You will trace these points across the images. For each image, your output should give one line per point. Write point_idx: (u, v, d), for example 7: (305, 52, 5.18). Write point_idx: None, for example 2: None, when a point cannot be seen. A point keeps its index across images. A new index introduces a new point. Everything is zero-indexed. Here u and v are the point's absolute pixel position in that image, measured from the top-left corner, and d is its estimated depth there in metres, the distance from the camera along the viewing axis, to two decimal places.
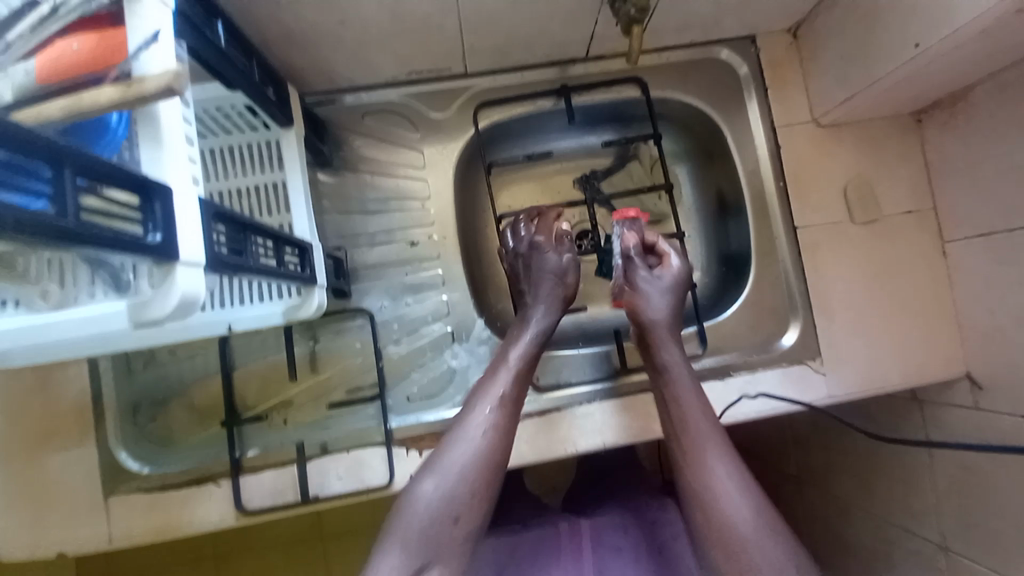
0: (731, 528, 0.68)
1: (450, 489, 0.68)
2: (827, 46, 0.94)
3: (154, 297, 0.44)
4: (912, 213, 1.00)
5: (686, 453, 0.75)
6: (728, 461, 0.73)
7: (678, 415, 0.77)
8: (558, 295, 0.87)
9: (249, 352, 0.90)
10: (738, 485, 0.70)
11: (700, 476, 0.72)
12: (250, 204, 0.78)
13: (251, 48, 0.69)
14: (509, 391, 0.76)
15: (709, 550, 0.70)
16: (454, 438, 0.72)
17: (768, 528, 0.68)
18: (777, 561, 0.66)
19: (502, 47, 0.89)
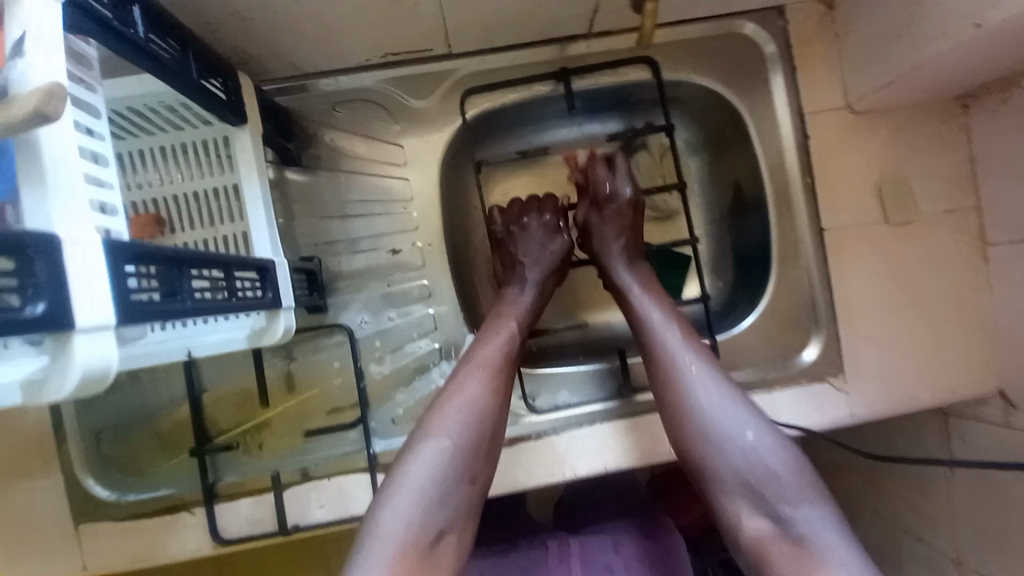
0: (704, 408, 0.66)
1: (446, 453, 0.60)
2: (864, 19, 0.81)
3: (50, 371, 0.37)
4: (952, 212, 0.89)
5: (658, 346, 0.71)
6: (697, 348, 0.70)
7: (647, 319, 0.74)
8: (543, 274, 0.82)
9: (221, 372, 0.83)
10: (710, 372, 0.68)
11: (671, 368, 0.69)
12: (201, 212, 0.72)
13: (185, 36, 0.58)
14: (502, 357, 0.69)
15: (687, 452, 0.66)
16: (444, 402, 0.64)
17: (744, 410, 0.65)
18: (756, 440, 0.63)
19: (489, 24, 0.76)
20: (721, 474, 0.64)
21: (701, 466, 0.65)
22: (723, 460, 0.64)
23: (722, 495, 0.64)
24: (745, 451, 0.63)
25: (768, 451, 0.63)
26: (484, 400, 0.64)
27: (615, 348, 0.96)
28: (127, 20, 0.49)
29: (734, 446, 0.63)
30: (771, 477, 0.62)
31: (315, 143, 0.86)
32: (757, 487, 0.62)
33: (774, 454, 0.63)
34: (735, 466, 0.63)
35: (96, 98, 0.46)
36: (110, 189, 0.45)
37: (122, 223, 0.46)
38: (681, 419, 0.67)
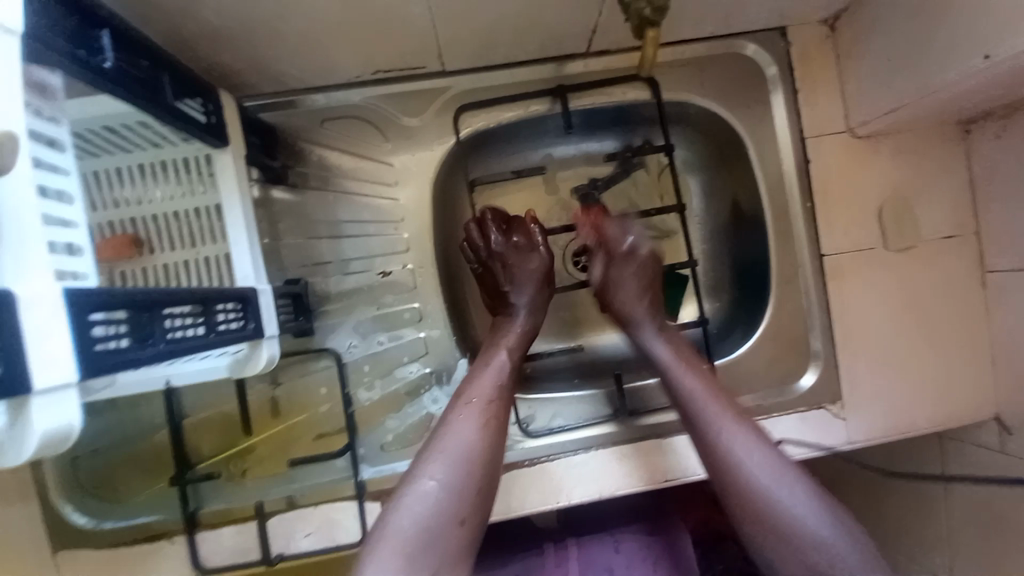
0: (771, 500, 0.64)
1: (439, 492, 0.58)
2: (869, 43, 0.79)
3: (8, 440, 0.36)
4: (953, 238, 0.87)
5: (709, 431, 0.69)
6: (750, 432, 0.69)
7: (695, 402, 0.72)
8: (539, 297, 0.81)
9: (202, 397, 0.80)
10: (770, 461, 0.66)
11: (727, 456, 0.67)
12: (182, 232, 0.69)
13: (162, 57, 0.55)
14: (497, 391, 0.67)
15: (760, 548, 0.64)
16: (439, 441, 0.62)
17: (809, 497, 0.64)
18: (822, 529, 0.62)
19: (485, 43, 0.74)
20: (785, 561, 0.62)
21: (776, 560, 0.63)
22: (799, 555, 0.62)
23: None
24: (816, 541, 0.62)
25: (837, 537, 0.62)
26: (480, 441, 0.62)
27: (612, 372, 0.94)
28: (94, 46, 0.46)
29: (804, 538, 0.62)
30: (830, 553, 0.61)
31: (302, 160, 0.83)
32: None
33: (840, 538, 0.62)
34: (807, 558, 0.61)
35: (58, 131, 0.45)
36: (77, 227, 0.43)
37: (88, 263, 0.44)
38: (746, 512, 0.65)
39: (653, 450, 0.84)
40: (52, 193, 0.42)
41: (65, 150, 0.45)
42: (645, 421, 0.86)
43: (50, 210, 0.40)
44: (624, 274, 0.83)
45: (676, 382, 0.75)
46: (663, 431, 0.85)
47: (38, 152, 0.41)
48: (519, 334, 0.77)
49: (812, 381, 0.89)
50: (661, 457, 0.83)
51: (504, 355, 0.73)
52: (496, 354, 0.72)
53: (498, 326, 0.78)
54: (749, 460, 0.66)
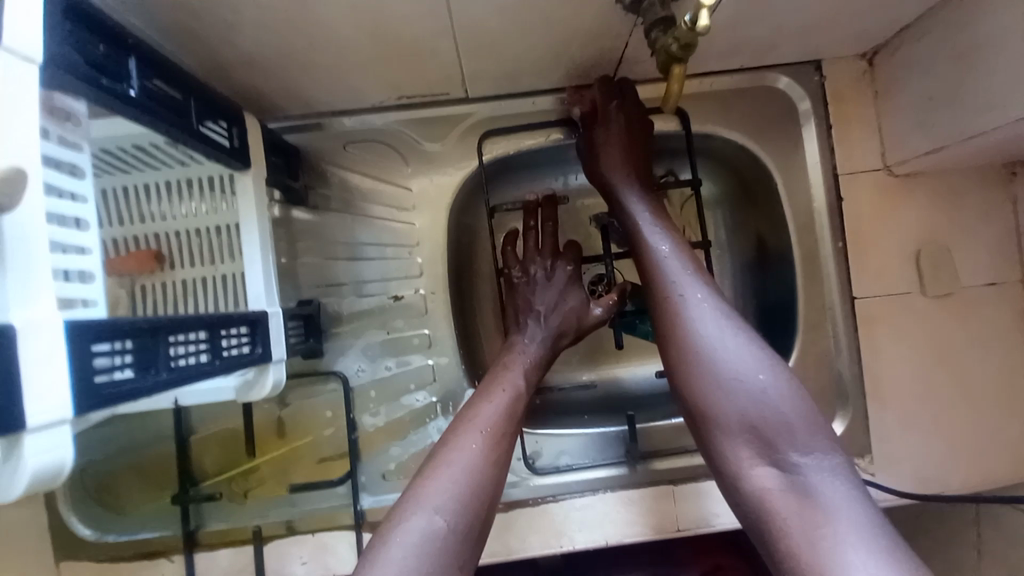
0: (704, 336, 0.61)
1: (430, 531, 0.53)
2: (909, 81, 0.76)
3: None
4: (996, 285, 0.82)
5: (663, 282, 0.67)
6: (706, 285, 0.65)
7: (656, 257, 0.69)
8: (556, 328, 0.76)
9: (209, 414, 0.80)
10: (717, 310, 0.63)
11: (670, 298, 0.65)
12: (202, 250, 0.71)
13: (189, 80, 0.55)
14: (507, 417, 0.64)
15: (689, 393, 0.61)
16: (430, 481, 0.57)
17: (752, 347, 0.59)
18: (760, 375, 0.57)
19: (511, 74, 0.74)
20: (740, 434, 0.57)
21: (700, 401, 0.60)
22: (728, 399, 0.58)
23: (722, 437, 0.58)
24: (749, 381, 0.57)
25: (784, 396, 0.56)
26: (481, 473, 0.58)
27: (624, 411, 0.90)
28: (121, 74, 0.46)
29: (735, 380, 0.58)
30: (787, 424, 0.55)
31: (322, 181, 0.83)
32: (762, 424, 0.56)
33: (779, 385, 0.57)
34: (739, 399, 0.57)
35: (78, 157, 0.46)
36: (90, 253, 0.44)
37: (98, 289, 0.44)
38: (678, 350, 0.63)
39: (665, 497, 0.79)
40: (69, 221, 0.42)
41: (85, 177, 0.46)
42: (659, 465, 0.82)
43: (65, 239, 0.41)
44: (611, 144, 0.77)
45: (641, 237, 0.72)
46: (676, 475, 0.80)
47: (57, 180, 0.42)
48: (525, 365, 0.71)
49: (838, 434, 0.84)
50: (675, 506, 0.79)
51: (518, 380, 0.69)
52: (510, 376, 0.69)
53: (509, 348, 0.74)
54: (694, 304, 0.64)
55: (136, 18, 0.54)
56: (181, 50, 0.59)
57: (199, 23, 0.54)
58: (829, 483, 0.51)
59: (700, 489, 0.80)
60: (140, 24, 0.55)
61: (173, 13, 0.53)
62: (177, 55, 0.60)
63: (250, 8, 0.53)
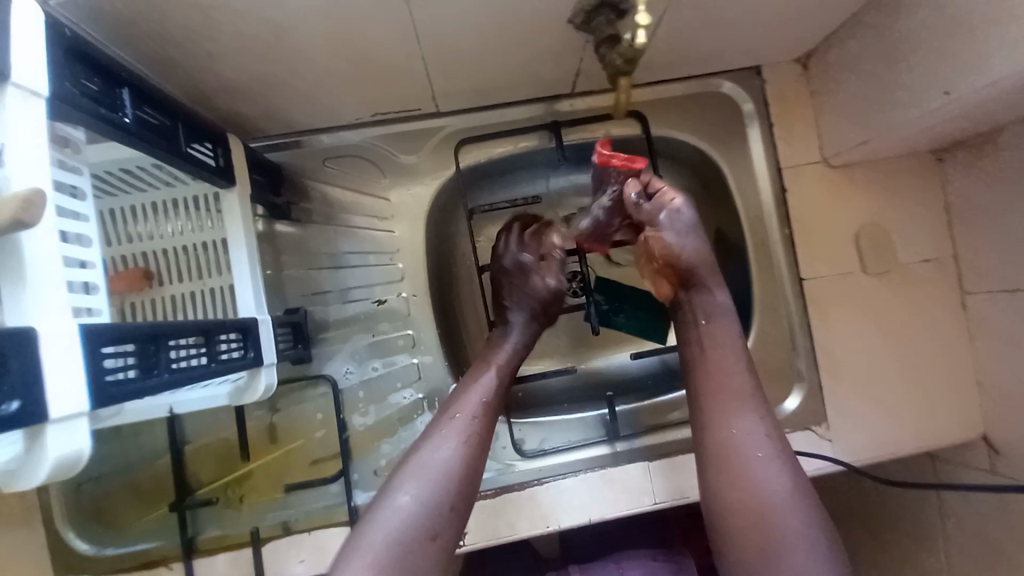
0: (751, 473, 0.64)
1: (411, 510, 0.57)
2: (839, 81, 0.84)
3: (25, 464, 0.39)
4: (931, 262, 0.91)
5: (711, 395, 0.70)
6: (763, 414, 0.68)
7: (705, 359, 0.72)
8: (526, 314, 0.81)
9: (201, 425, 0.83)
10: (772, 441, 0.66)
11: (722, 413, 0.68)
12: (190, 266, 0.74)
13: (178, 107, 0.60)
14: (484, 406, 0.69)
15: (724, 508, 0.64)
16: (418, 460, 0.62)
17: (793, 484, 0.63)
18: (803, 521, 0.61)
19: (477, 89, 0.80)
20: (768, 568, 0.60)
21: (734, 523, 0.63)
22: (766, 528, 0.61)
23: (752, 567, 0.61)
24: (797, 535, 0.60)
25: (813, 535, 0.61)
26: (461, 454, 0.63)
27: (603, 395, 0.97)
28: (116, 104, 0.51)
29: (774, 520, 0.61)
30: (813, 562, 0.59)
31: (305, 196, 0.88)
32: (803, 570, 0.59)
33: (820, 535, 0.61)
34: (790, 542, 0.60)
35: (78, 179, 0.50)
36: (93, 267, 0.48)
37: (102, 300, 0.48)
38: (729, 487, 0.64)
39: (640, 475, 0.84)
40: (73, 237, 0.46)
41: (85, 198, 0.50)
42: (637, 443, 0.88)
43: (70, 253, 0.45)
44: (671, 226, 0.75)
45: (693, 342, 0.74)
46: (650, 454, 0.86)
47: (62, 201, 0.46)
48: (507, 367, 0.76)
49: (795, 407, 0.90)
50: (649, 482, 0.84)
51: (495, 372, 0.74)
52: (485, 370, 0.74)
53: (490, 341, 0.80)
54: (750, 432, 0.66)
55: (125, 50, 0.58)
56: (167, 79, 0.63)
57: (183, 53, 0.59)
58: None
59: (675, 465, 0.85)
60: (128, 56, 0.59)
61: (159, 45, 0.58)
62: (163, 83, 0.65)
63: (234, 38, 0.58)
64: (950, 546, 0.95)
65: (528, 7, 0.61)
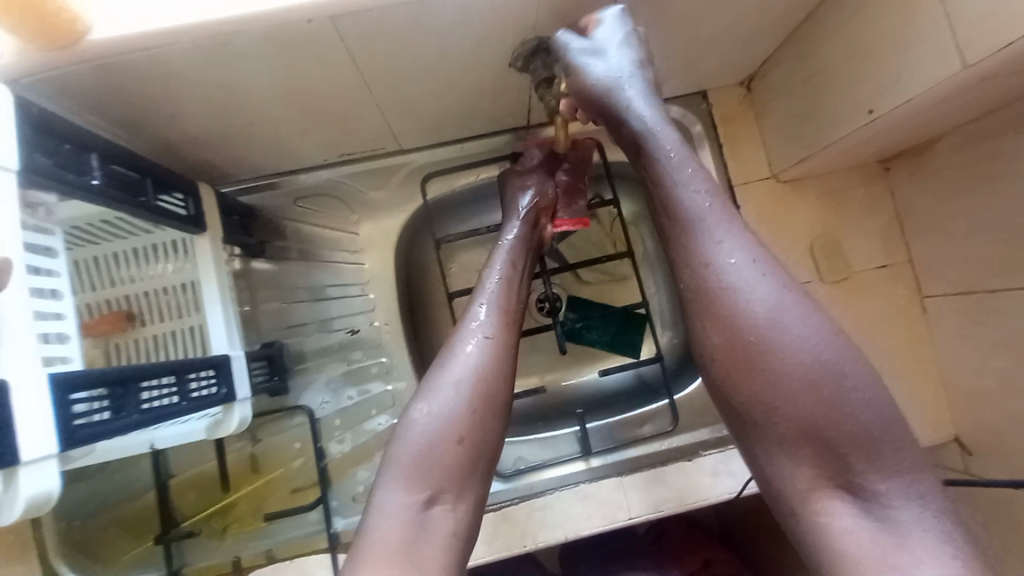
0: (743, 307, 0.52)
1: (438, 420, 0.58)
2: (777, 102, 0.89)
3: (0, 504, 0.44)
4: (886, 267, 0.93)
5: (691, 236, 0.54)
6: (752, 245, 0.54)
7: (665, 163, 0.57)
8: (534, 214, 0.79)
9: (185, 459, 0.86)
10: (752, 259, 0.53)
11: (701, 275, 0.53)
12: (167, 306, 0.77)
13: (146, 163, 0.65)
14: (503, 309, 0.67)
15: (728, 393, 0.53)
16: (435, 374, 0.61)
17: (824, 346, 0.50)
18: (810, 338, 0.50)
19: (434, 128, 0.85)
20: (788, 430, 0.50)
21: (750, 410, 0.51)
22: (786, 407, 0.49)
23: (778, 457, 0.51)
24: (806, 354, 0.50)
25: (851, 395, 0.48)
26: (479, 360, 0.62)
27: (574, 411, 1.00)
28: (87, 169, 0.56)
29: (794, 387, 0.49)
30: (864, 441, 0.48)
31: (278, 234, 0.92)
32: (829, 389, 0.49)
33: (862, 402, 0.48)
34: (795, 389, 0.49)
35: (52, 240, 0.55)
36: (66, 318, 0.52)
37: (75, 347, 0.52)
38: (713, 332, 0.53)
39: (611, 490, 0.85)
40: (46, 292, 0.51)
41: (58, 256, 0.55)
42: (608, 459, 0.90)
43: (43, 307, 0.50)
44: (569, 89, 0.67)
45: (657, 143, 0.58)
46: (620, 469, 0.88)
47: (36, 262, 0.51)
48: (517, 269, 0.73)
49: None
50: (620, 496, 0.85)
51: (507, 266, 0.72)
52: (488, 275, 0.71)
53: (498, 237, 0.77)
54: (732, 268, 0.53)
55: (96, 116, 0.63)
56: (139, 137, 0.69)
57: (151, 115, 0.65)
58: (920, 523, 0.46)
59: (648, 478, 0.85)
60: (99, 120, 0.64)
61: (127, 109, 0.63)
62: (136, 141, 0.70)
63: (195, 98, 0.63)
64: None
65: (465, 56, 0.67)
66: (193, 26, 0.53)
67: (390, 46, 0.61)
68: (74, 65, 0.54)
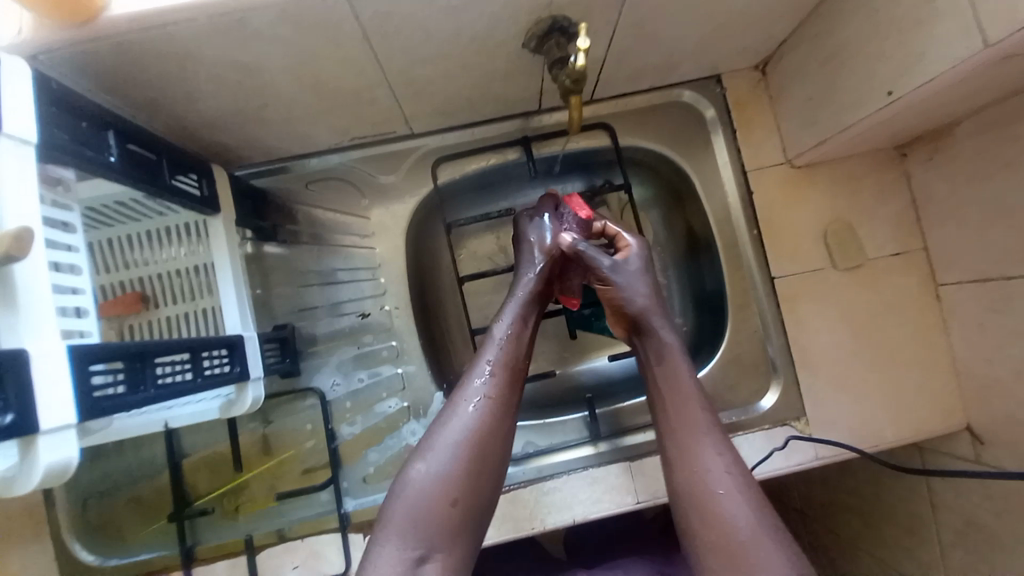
0: (717, 507, 0.63)
1: (432, 478, 0.62)
2: (793, 85, 0.87)
3: (20, 472, 0.45)
4: (900, 255, 0.92)
5: (678, 430, 0.70)
6: (728, 455, 0.67)
7: (666, 377, 0.74)
8: (551, 256, 0.83)
9: (198, 440, 0.87)
10: (724, 460, 0.66)
11: (682, 467, 0.68)
12: (182, 288, 0.78)
13: (161, 142, 0.65)
14: (512, 364, 0.72)
15: (685, 526, 0.65)
16: (437, 434, 0.66)
17: (778, 548, 0.59)
18: (773, 557, 0.59)
19: (445, 111, 0.84)
20: None
21: (698, 539, 0.63)
22: (727, 542, 0.60)
23: None
24: (761, 544, 0.59)
25: None
26: (478, 420, 0.66)
27: (583, 397, 1.00)
28: (103, 146, 0.57)
29: (747, 555, 0.59)
30: None
31: (290, 218, 0.92)
32: (783, 566, 0.58)
33: None
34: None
35: (69, 215, 0.55)
36: (84, 293, 0.53)
37: (92, 322, 0.53)
38: (695, 522, 0.64)
39: (620, 475, 0.86)
40: (64, 267, 0.51)
41: (75, 231, 0.55)
42: (617, 444, 0.89)
43: (61, 281, 0.50)
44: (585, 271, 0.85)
45: (667, 365, 0.75)
46: (630, 454, 0.87)
47: (54, 235, 0.51)
48: (526, 324, 0.77)
49: (772, 402, 0.93)
50: (629, 480, 0.86)
51: (521, 315, 0.77)
52: (496, 326, 0.75)
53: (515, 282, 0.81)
54: (718, 476, 0.65)
55: (111, 95, 0.63)
56: (154, 117, 0.69)
57: (165, 94, 0.65)
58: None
59: (657, 463, 0.86)
60: (115, 99, 0.64)
61: (141, 87, 0.63)
62: (151, 121, 0.70)
63: (208, 77, 0.63)
64: (942, 535, 0.96)
65: (477, 35, 0.66)
66: (207, 2, 0.52)
67: (402, 25, 0.61)
68: (88, 41, 0.54)
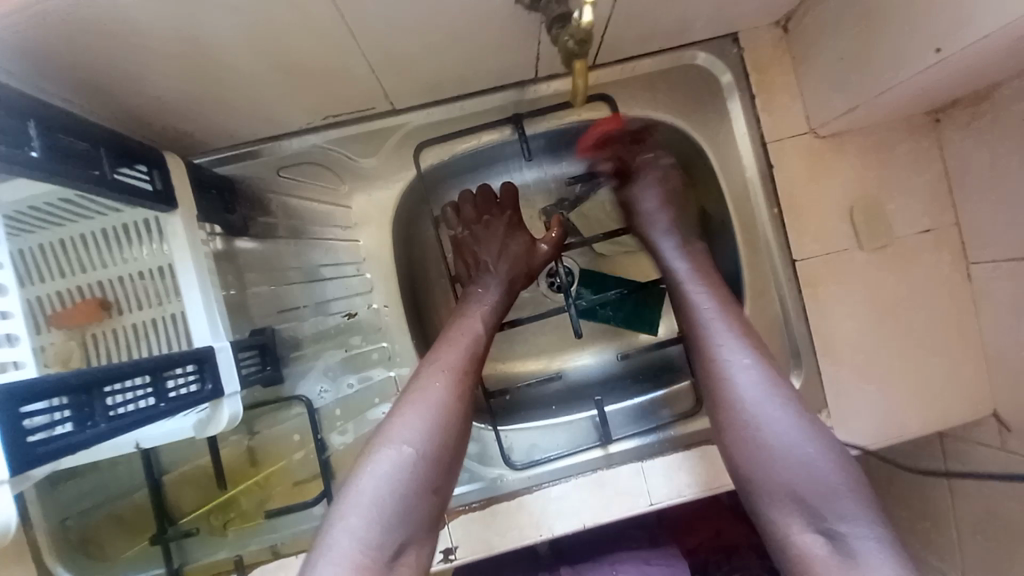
0: (745, 408, 0.69)
1: (398, 465, 0.63)
2: (820, 43, 0.77)
3: None
4: (931, 232, 0.85)
5: (710, 344, 0.74)
6: (756, 356, 0.72)
7: (699, 310, 0.77)
8: (507, 274, 0.83)
9: (178, 454, 0.80)
10: (762, 379, 0.69)
11: (721, 382, 0.71)
12: (144, 292, 0.68)
13: (98, 129, 0.56)
14: (469, 358, 0.73)
15: (723, 428, 0.71)
16: (397, 423, 0.66)
17: (807, 437, 0.66)
18: (804, 449, 0.65)
19: (431, 84, 0.74)
20: (771, 485, 0.65)
21: (733, 440, 0.69)
22: (761, 444, 0.67)
23: (770, 502, 0.65)
24: (790, 441, 0.66)
25: (831, 484, 0.63)
26: (442, 408, 0.67)
27: (591, 397, 0.93)
28: (22, 138, 0.48)
29: (778, 450, 0.66)
30: (834, 498, 0.62)
31: (265, 210, 0.84)
32: (811, 458, 0.65)
33: (839, 478, 0.63)
34: (793, 466, 0.65)
35: None
36: (14, 317, 0.47)
37: (26, 350, 0.49)
38: (725, 419, 0.70)
39: (631, 477, 0.81)
40: None
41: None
42: (628, 444, 0.84)
43: None
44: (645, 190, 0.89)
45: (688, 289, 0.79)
46: (642, 455, 0.82)
47: None
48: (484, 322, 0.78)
49: (795, 392, 0.88)
50: (641, 483, 0.80)
51: (476, 326, 0.77)
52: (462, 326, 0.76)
53: (466, 300, 0.80)
54: (745, 376, 0.70)
55: (39, 76, 0.54)
56: (89, 99, 0.59)
57: (97, 72, 0.55)
58: (874, 550, 0.59)
59: (671, 463, 0.81)
60: (43, 81, 0.55)
61: (66, 65, 0.53)
62: (88, 104, 0.60)
63: (142, 50, 0.53)
64: (960, 522, 0.92)
65: None
66: None
67: None
68: None
